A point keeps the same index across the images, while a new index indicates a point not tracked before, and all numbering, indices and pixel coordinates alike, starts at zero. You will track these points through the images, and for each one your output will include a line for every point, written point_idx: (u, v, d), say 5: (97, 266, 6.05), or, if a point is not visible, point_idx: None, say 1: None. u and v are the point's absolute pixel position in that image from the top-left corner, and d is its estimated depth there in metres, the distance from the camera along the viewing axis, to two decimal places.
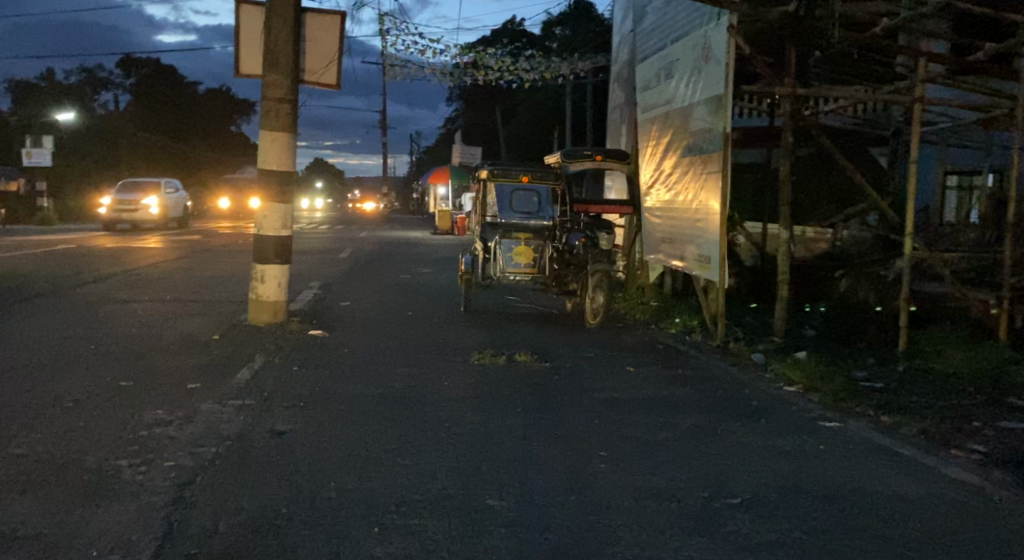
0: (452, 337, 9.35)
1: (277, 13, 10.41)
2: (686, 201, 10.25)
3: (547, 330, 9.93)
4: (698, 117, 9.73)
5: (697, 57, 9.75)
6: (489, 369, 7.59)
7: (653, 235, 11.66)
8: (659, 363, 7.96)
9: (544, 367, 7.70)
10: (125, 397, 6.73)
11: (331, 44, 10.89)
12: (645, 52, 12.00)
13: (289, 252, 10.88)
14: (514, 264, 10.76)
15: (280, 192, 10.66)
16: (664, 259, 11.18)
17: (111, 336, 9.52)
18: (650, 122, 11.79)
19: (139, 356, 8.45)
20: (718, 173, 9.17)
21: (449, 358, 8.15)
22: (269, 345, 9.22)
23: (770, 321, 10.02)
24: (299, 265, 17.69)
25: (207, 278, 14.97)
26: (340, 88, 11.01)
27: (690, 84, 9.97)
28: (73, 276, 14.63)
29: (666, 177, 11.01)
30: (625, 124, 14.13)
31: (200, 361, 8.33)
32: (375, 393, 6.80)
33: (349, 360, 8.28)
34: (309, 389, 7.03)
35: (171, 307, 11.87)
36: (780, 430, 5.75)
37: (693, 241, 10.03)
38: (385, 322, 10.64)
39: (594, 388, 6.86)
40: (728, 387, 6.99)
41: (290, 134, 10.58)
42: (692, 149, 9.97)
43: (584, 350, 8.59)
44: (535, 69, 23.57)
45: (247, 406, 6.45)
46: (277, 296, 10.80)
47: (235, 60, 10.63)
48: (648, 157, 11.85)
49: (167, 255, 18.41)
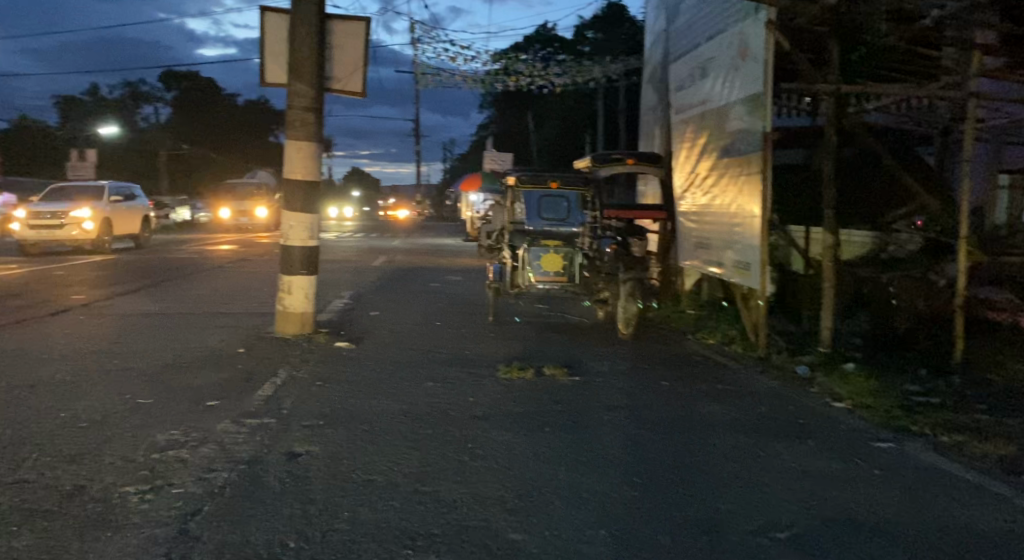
0: (480, 349, 9.05)
1: (301, 21, 10.19)
2: (723, 205, 9.84)
3: (578, 341, 9.59)
4: (735, 117, 9.33)
5: (733, 55, 9.35)
6: (519, 385, 7.27)
7: (687, 241, 11.27)
8: (697, 377, 7.57)
9: (574, 382, 7.36)
10: (141, 416, 6.53)
11: (356, 51, 10.68)
12: (679, 52, 11.60)
13: (315, 262, 10.64)
14: (542, 272, 10.49)
15: (304, 202, 10.44)
16: (699, 265, 10.78)
17: (134, 350, 9.37)
18: (684, 124, 11.40)
19: (161, 371, 8.28)
20: (757, 176, 8.76)
21: (477, 373, 7.85)
22: (293, 359, 8.99)
23: (812, 330, 9.60)
24: (329, 275, 17.51)
25: (237, 290, 14.86)
26: (366, 96, 10.79)
27: (726, 83, 9.56)
28: (103, 289, 14.58)
29: (702, 181, 10.61)
30: (658, 126, 13.72)
31: (221, 376, 8.11)
32: (400, 411, 6.52)
33: (375, 374, 8.02)
34: (329, 407, 6.76)
35: (198, 320, 11.72)
36: (829, 452, 5.35)
37: (731, 247, 9.62)
38: (413, 334, 10.38)
39: (628, 406, 6.52)
40: (771, 403, 6.59)
41: (314, 143, 10.36)
42: (729, 150, 9.56)
43: (618, 362, 8.23)
44: (567, 73, 23.22)
45: (265, 426, 6.19)
46: (304, 308, 10.53)
47: (260, 70, 10.49)
48: (683, 160, 11.44)
49: (199, 267, 18.36)
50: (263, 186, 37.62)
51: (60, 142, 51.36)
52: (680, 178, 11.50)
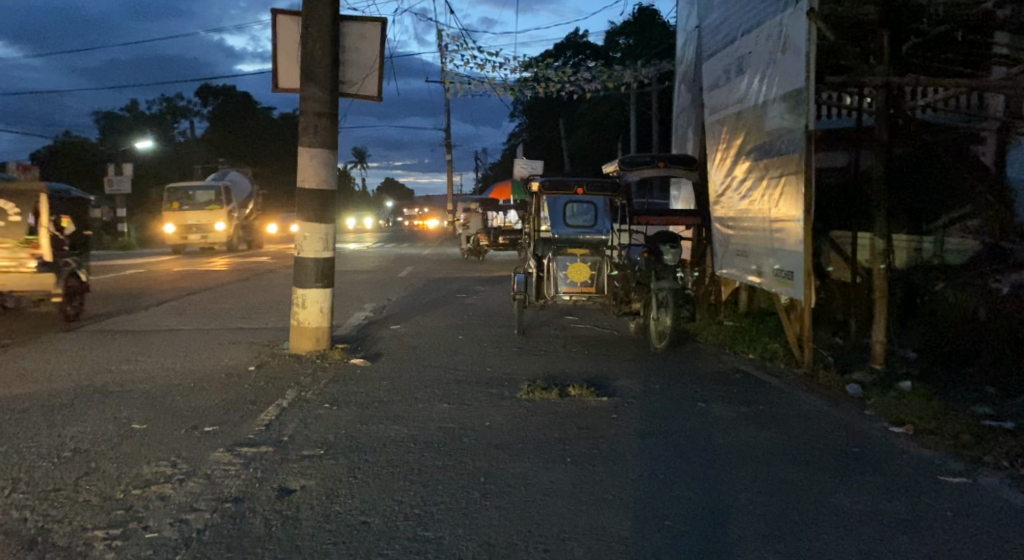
0: (503, 367, 8.44)
1: (313, 23, 9.70)
2: (762, 210, 9.17)
3: (609, 356, 8.97)
4: (774, 115, 8.65)
5: (771, 49, 8.69)
6: (544, 408, 6.66)
7: (723, 248, 10.63)
8: (738, 398, 6.93)
9: (604, 405, 6.72)
10: (133, 441, 6.01)
11: (371, 53, 10.19)
12: (712, 49, 10.97)
13: (332, 274, 10.11)
14: (569, 283, 9.97)
15: (318, 212, 9.91)
16: (737, 274, 10.11)
17: (141, 368, 8.89)
18: (719, 125, 10.75)
19: (166, 392, 7.78)
20: (798, 177, 8.09)
21: (496, 394, 7.25)
22: (304, 377, 8.46)
23: (861, 343, 8.92)
24: (353, 287, 17.01)
25: (256, 303, 14.42)
26: (382, 100, 10.30)
27: (765, 79, 8.90)
28: (121, 303, 14.17)
29: (739, 184, 9.95)
30: (691, 128, 13.07)
31: (226, 397, 7.57)
32: (410, 438, 5.94)
33: (389, 396, 7.44)
34: (334, 433, 6.19)
35: (211, 335, 11.25)
36: (892, 487, 4.71)
37: (771, 253, 8.94)
38: (434, 350, 9.80)
39: (662, 432, 5.88)
40: (821, 429, 5.92)
41: (329, 150, 9.84)
42: (768, 150, 8.89)
43: (649, 381, 7.59)
44: (597, 79, 22.61)
45: (261, 455, 5.64)
46: (319, 322, 10.02)
47: (272, 74, 10.04)
48: (718, 163, 10.77)
49: (223, 280, 17.96)
50: (229, 191, 30.30)
51: (94, 156, 51.69)
52: (715, 182, 10.85)
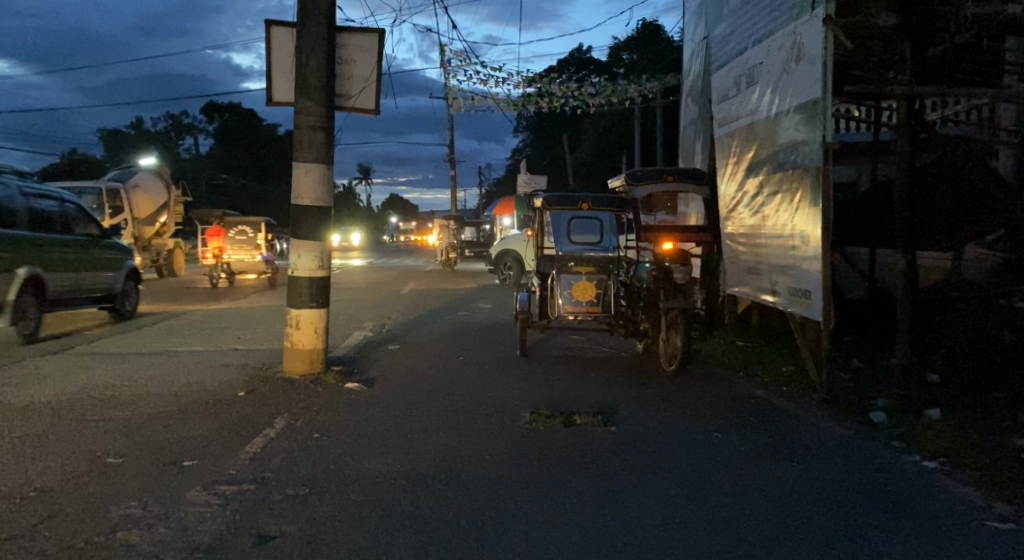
0: (505, 392, 8.03)
1: (307, 34, 9.29)
2: (776, 226, 8.74)
3: (615, 380, 8.55)
4: (788, 127, 8.24)
5: (785, 59, 8.28)
6: (548, 441, 6.24)
7: (734, 266, 10.20)
8: (756, 428, 6.49)
9: (613, 437, 6.29)
10: (105, 479, 5.61)
11: (369, 65, 9.80)
12: (721, 60, 10.57)
13: (327, 294, 9.69)
14: (574, 302, 9.53)
15: (313, 230, 9.51)
16: (750, 292, 9.68)
17: (124, 393, 8.48)
18: (728, 139, 10.34)
19: (147, 420, 7.38)
20: (815, 193, 7.66)
21: (497, 424, 6.83)
22: (297, 404, 8.07)
23: (881, 366, 8.51)
24: (354, 305, 16.65)
25: (252, 322, 14.04)
26: (379, 113, 9.91)
27: (777, 89, 8.49)
28: (112, 322, 13.79)
29: (750, 200, 9.54)
30: (699, 142, 12.67)
31: (212, 427, 7.17)
32: (400, 475, 5.52)
33: (382, 425, 7.03)
34: (323, 467, 5.80)
35: (203, 357, 10.84)
36: (934, 538, 4.30)
37: (785, 271, 8.52)
38: (433, 373, 9.39)
39: (678, 471, 5.45)
40: (850, 466, 5.48)
41: (323, 165, 9.44)
42: (782, 164, 8.47)
43: (658, 409, 7.15)
44: (602, 93, 22.32)
45: (243, 495, 5.24)
46: (314, 344, 9.59)
47: (266, 86, 9.69)
48: (728, 177, 10.36)
49: (219, 298, 17.59)
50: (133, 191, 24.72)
51: (97, 172, 51.59)
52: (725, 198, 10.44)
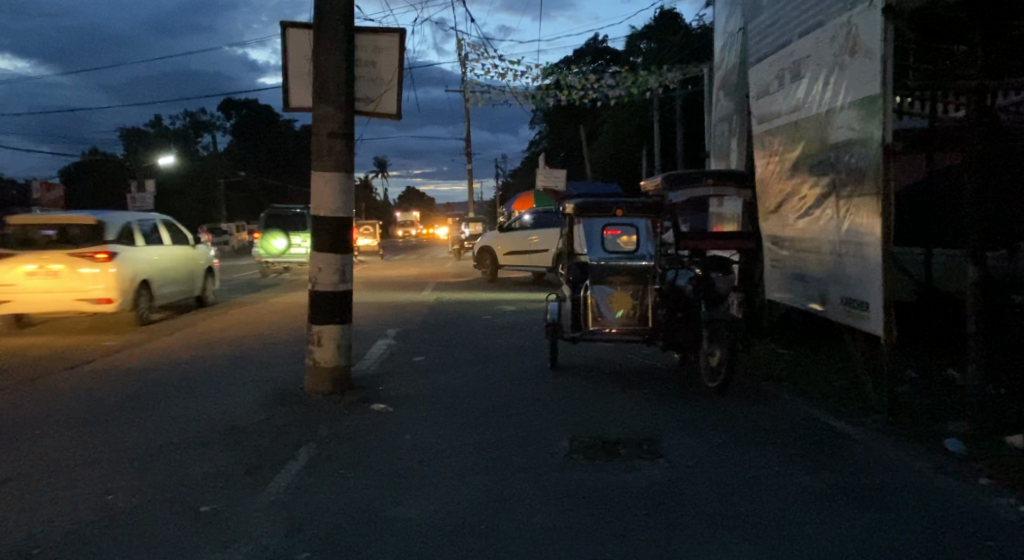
0: (540, 415, 7.57)
1: (325, 36, 8.79)
2: (825, 231, 8.12)
3: (656, 399, 8.04)
4: (841, 125, 7.62)
5: (836, 50, 7.66)
6: (591, 480, 5.78)
7: (779, 272, 9.55)
8: (817, 462, 5.97)
9: (662, 474, 5.83)
10: (116, 534, 5.26)
11: (390, 67, 9.30)
12: (762, 53, 9.97)
13: (350, 309, 9.22)
14: (608, 314, 9.06)
15: (334, 242, 8.99)
16: (794, 299, 9.07)
17: (141, 417, 8.19)
18: (770, 135, 9.73)
19: (163, 453, 7.07)
20: (872, 196, 7.02)
21: (535, 456, 6.38)
22: (319, 430, 7.67)
23: (946, 380, 7.90)
24: (374, 311, 16.25)
25: (271, 330, 13.69)
26: (402, 117, 9.42)
27: (828, 84, 7.86)
28: (130, 335, 13.50)
29: (797, 200, 8.88)
30: (736, 137, 12.10)
31: (233, 462, 6.81)
32: (431, 527, 5.10)
33: (410, 458, 6.61)
34: (350, 515, 5.40)
35: (222, 372, 10.47)
36: None
37: (836, 278, 7.83)
38: (461, 392, 8.95)
39: (738, 521, 4.97)
40: (938, 516, 4.93)
41: (343, 173, 8.94)
42: (835, 164, 7.83)
43: (706, 437, 6.67)
44: (622, 84, 21.73)
45: (265, 552, 4.84)
46: (337, 361, 9.13)
47: (284, 92, 9.22)
48: (770, 177, 9.75)
49: (238, 306, 17.30)
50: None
51: None
52: (769, 198, 9.78)
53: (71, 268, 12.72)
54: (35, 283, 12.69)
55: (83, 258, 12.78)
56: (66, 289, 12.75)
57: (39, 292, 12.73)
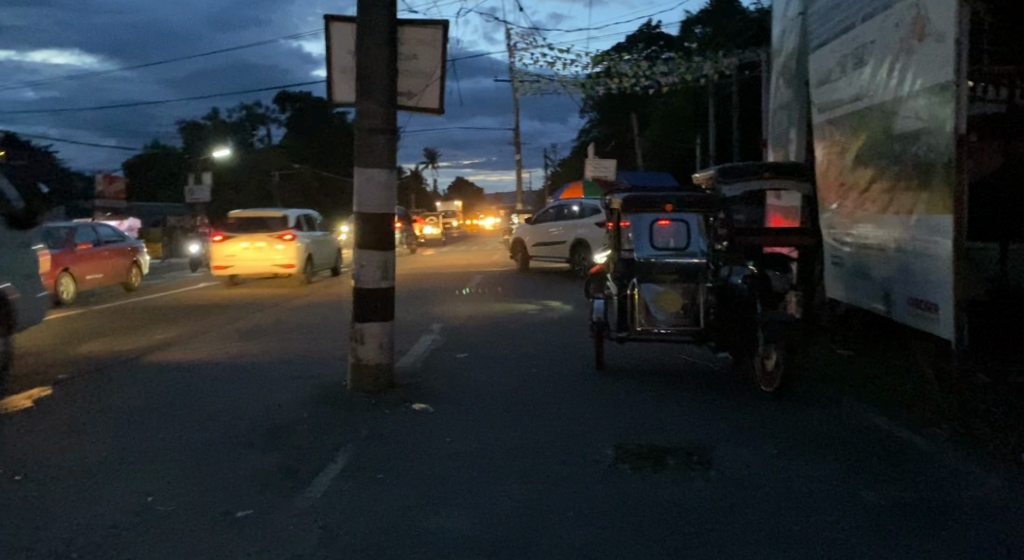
0: (586, 420, 7.29)
1: (367, 30, 8.59)
2: (890, 227, 7.65)
3: (708, 404, 7.69)
4: (909, 114, 7.15)
5: (904, 35, 7.19)
6: (638, 492, 5.50)
7: (840, 269, 9.10)
8: (880, 477, 5.60)
9: (713, 487, 5.52)
10: (149, 539, 5.15)
11: (432, 61, 9.07)
12: (822, 38, 9.52)
13: (393, 307, 9.03)
14: (659, 314, 8.78)
15: (378, 239, 8.81)
16: (857, 298, 8.60)
17: (182, 415, 8.12)
18: (832, 125, 9.26)
19: (202, 452, 6.98)
20: (943, 191, 6.56)
21: (579, 464, 6.12)
22: (360, 431, 7.49)
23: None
24: (421, 304, 16.12)
25: (317, 324, 13.63)
26: (444, 111, 9.17)
27: (895, 71, 7.40)
28: (178, 328, 13.56)
29: (860, 194, 8.45)
30: (794, 128, 11.60)
31: (272, 464, 6.67)
32: (467, 540, 4.87)
33: (452, 463, 6.40)
34: (387, 525, 5.21)
35: (266, 368, 10.38)
36: None
37: (902, 277, 7.37)
38: (505, 392, 8.71)
39: (795, 541, 4.64)
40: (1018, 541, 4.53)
41: (385, 169, 8.75)
42: (902, 155, 7.37)
43: (761, 447, 6.32)
44: (675, 71, 21.22)
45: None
46: (381, 360, 8.95)
47: (326, 87, 9.05)
48: (831, 169, 9.28)
49: (287, 300, 17.33)
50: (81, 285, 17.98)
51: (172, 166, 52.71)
52: (830, 191, 9.33)
53: (271, 245, 20.02)
54: (248, 254, 19.98)
55: (276, 238, 20.07)
56: (267, 259, 20.05)
57: (250, 261, 20.01)
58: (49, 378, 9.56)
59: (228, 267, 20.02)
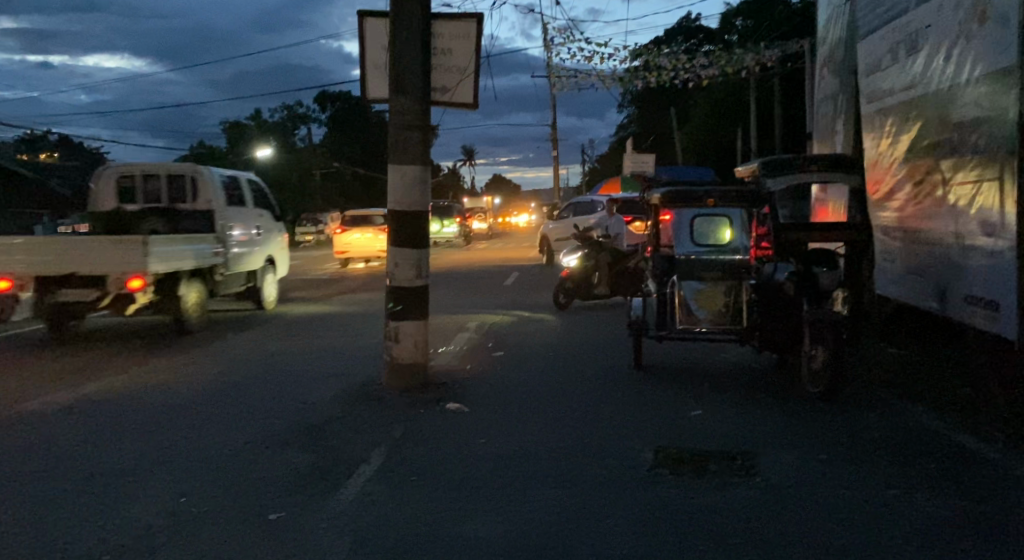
0: (625, 422, 7.08)
1: (401, 24, 8.44)
2: (946, 220, 7.30)
3: (751, 406, 7.42)
4: (967, 102, 6.81)
5: (961, 20, 6.86)
6: (681, 498, 5.28)
7: (890, 266, 8.74)
8: (939, 487, 5.27)
9: (760, 494, 5.28)
10: (181, 540, 5.05)
11: (467, 55, 8.90)
12: (872, 26, 9.16)
13: (427, 305, 8.88)
14: (699, 312, 8.53)
15: (412, 236, 8.66)
16: (908, 296, 8.26)
17: (217, 414, 8.06)
18: (882, 115, 8.92)
19: (236, 452, 6.89)
20: (1004, 182, 6.22)
21: (619, 468, 5.91)
22: (394, 431, 7.36)
23: None
24: (457, 301, 16.01)
25: (354, 322, 13.56)
26: (479, 107, 8.99)
27: (951, 58, 7.06)
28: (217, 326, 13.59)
29: (912, 187, 8.10)
30: (841, 120, 11.23)
31: (305, 464, 6.55)
32: (505, 546, 4.69)
33: (488, 465, 6.23)
34: (422, 529, 5.05)
35: (301, 365, 10.32)
36: None
37: (958, 273, 7.03)
38: (541, 392, 8.51)
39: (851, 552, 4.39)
40: None
41: (420, 166, 8.60)
42: (958, 146, 7.03)
43: (809, 451, 6.06)
44: (715, 63, 20.81)
45: None
46: (415, 358, 8.80)
47: (360, 82, 8.93)
48: (882, 160, 8.94)
49: (324, 297, 17.32)
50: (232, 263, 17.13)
51: None
52: (881, 185, 8.97)
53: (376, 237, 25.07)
54: (360, 244, 25.09)
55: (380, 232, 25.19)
56: (372, 246, 25.09)
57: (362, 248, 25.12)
58: (89, 375, 9.59)
59: (344, 252, 25.16)
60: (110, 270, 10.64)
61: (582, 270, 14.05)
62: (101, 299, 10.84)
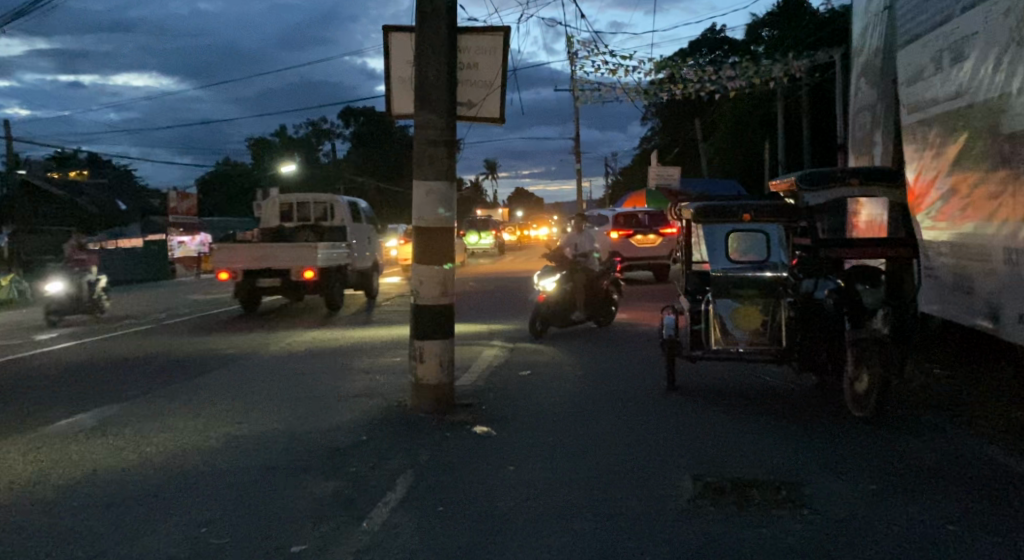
0: (660, 447, 6.80)
1: (425, 38, 8.26)
2: (998, 234, 6.95)
3: (791, 430, 7.11)
4: (1019, 111, 6.48)
5: (1012, 25, 6.54)
6: (723, 532, 5.00)
7: (936, 282, 8.39)
8: (1001, 523, 4.93)
9: (807, 528, 4.98)
10: None
11: (493, 68, 8.71)
12: (913, 34, 8.85)
13: (453, 325, 8.65)
14: (735, 331, 8.21)
15: (437, 252, 8.44)
16: (956, 313, 7.91)
17: (239, 438, 7.89)
18: (925, 125, 8.59)
19: (258, 479, 6.70)
20: None
21: (656, 498, 5.64)
22: (419, 456, 7.13)
23: None
24: (482, 318, 15.79)
25: (378, 341, 13.39)
26: (505, 122, 8.78)
27: (1002, 65, 6.74)
28: (240, 345, 13.47)
29: (959, 199, 7.77)
30: (879, 131, 10.89)
31: (328, 492, 6.34)
32: None
33: (518, 495, 5.96)
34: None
35: (326, 386, 10.14)
36: None
37: (1012, 291, 6.68)
38: (571, 414, 8.25)
39: None
40: None
41: (445, 182, 8.40)
42: (1011, 156, 6.69)
43: (856, 480, 5.75)
44: (742, 75, 20.49)
45: None
46: (441, 380, 8.57)
47: (384, 98, 8.77)
48: (926, 171, 8.60)
49: (347, 315, 17.19)
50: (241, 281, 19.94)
51: None
52: (925, 197, 8.63)
53: None
54: None
55: None
56: None
57: None
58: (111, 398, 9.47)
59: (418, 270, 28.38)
60: (295, 266, 17.19)
61: (562, 293, 13.28)
62: (284, 283, 17.36)
